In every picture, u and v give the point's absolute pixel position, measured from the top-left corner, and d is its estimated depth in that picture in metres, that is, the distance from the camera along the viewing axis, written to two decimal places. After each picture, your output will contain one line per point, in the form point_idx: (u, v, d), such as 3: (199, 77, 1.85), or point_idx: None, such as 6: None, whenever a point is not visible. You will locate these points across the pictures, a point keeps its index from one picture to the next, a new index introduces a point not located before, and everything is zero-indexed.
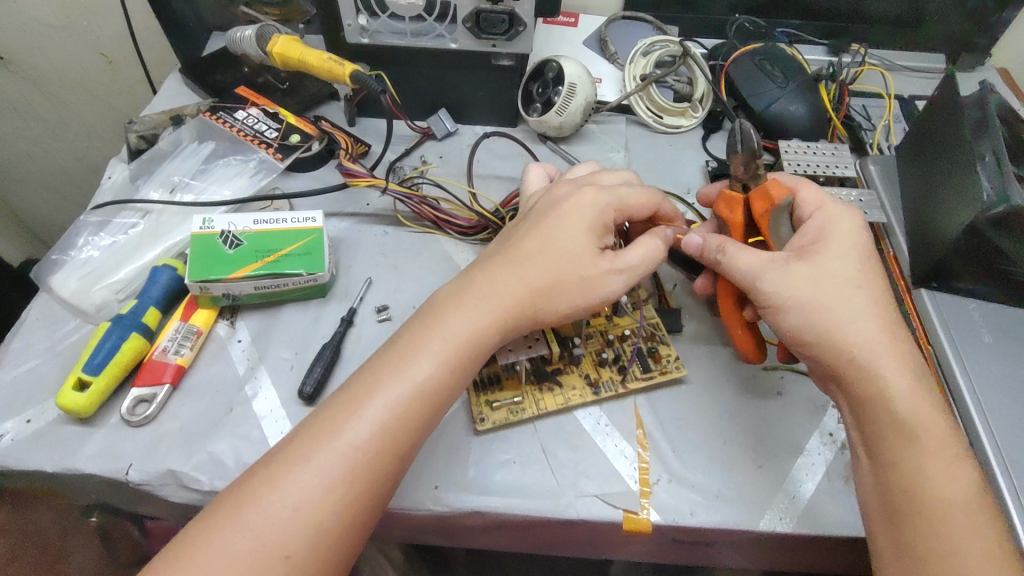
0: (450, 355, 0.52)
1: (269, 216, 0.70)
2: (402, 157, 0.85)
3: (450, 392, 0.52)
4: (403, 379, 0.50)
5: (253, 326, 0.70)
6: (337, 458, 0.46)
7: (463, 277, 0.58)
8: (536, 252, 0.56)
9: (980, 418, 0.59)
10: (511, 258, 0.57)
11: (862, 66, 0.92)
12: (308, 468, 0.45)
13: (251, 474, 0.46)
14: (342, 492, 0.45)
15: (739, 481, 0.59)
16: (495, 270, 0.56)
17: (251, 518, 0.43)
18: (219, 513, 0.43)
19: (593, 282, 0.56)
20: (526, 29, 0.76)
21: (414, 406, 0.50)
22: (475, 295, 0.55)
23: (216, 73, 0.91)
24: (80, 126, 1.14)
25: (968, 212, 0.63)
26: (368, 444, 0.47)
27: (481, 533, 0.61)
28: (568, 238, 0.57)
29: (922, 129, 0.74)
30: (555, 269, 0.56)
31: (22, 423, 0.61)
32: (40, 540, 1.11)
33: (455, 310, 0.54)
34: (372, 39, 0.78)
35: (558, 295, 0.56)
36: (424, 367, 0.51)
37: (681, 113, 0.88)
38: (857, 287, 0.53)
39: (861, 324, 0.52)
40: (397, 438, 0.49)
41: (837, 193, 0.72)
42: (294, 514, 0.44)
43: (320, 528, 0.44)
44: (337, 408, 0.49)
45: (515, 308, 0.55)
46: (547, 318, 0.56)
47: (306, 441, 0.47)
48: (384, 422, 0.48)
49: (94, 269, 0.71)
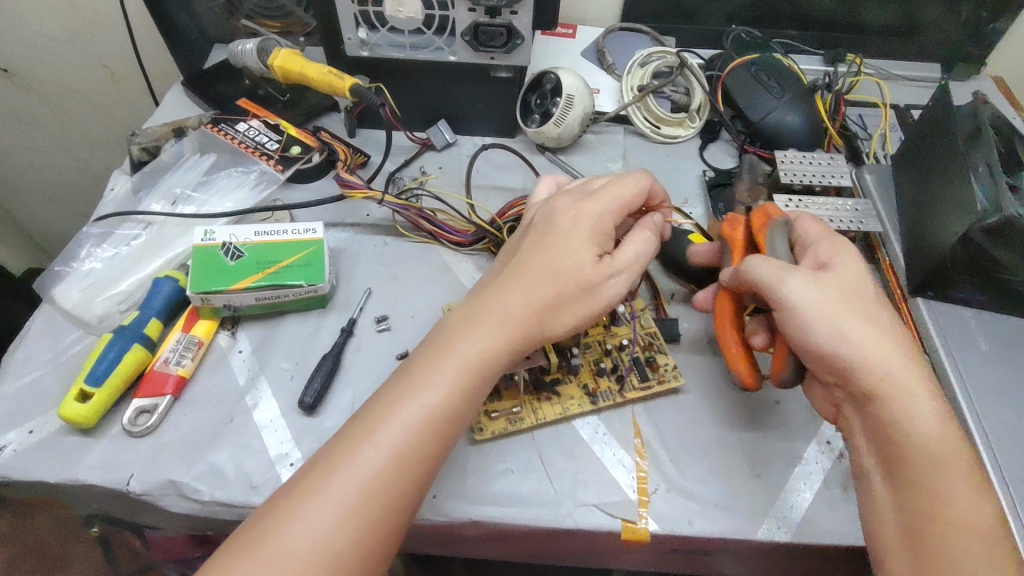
0: (466, 380, 0.51)
1: (270, 228, 0.71)
2: (401, 168, 0.85)
3: (465, 416, 0.52)
4: (416, 404, 0.50)
5: (253, 336, 0.70)
6: (353, 488, 0.46)
7: (478, 296, 0.56)
8: (546, 270, 0.56)
9: (977, 426, 0.59)
10: (523, 277, 0.56)
11: (858, 76, 0.92)
12: (324, 499, 0.45)
13: (268, 505, 0.46)
14: (359, 522, 0.45)
15: (736, 490, 0.59)
16: (506, 289, 0.55)
17: (268, 552, 0.43)
18: (236, 547, 0.43)
19: (595, 288, 0.57)
20: (525, 42, 0.77)
21: (428, 432, 0.49)
22: (489, 316, 0.54)
23: (217, 85, 0.92)
24: (83, 138, 1.15)
25: (963, 220, 0.63)
26: (382, 473, 0.47)
27: (480, 543, 0.62)
28: (577, 254, 0.57)
29: (917, 139, 0.75)
30: (562, 286, 0.55)
31: (24, 433, 0.62)
32: (40, 549, 1.11)
33: (468, 333, 0.53)
34: (372, 52, 0.79)
35: (565, 308, 0.56)
36: (439, 392, 0.50)
37: (678, 123, 0.89)
38: (867, 306, 0.53)
39: (874, 341, 0.51)
40: (413, 464, 0.48)
41: (832, 203, 0.73)
42: (312, 546, 0.44)
43: (337, 558, 0.44)
44: (351, 436, 0.48)
45: (527, 327, 0.54)
46: (555, 333, 0.56)
47: (321, 471, 0.46)
48: (398, 450, 0.48)
49: (96, 280, 0.72)
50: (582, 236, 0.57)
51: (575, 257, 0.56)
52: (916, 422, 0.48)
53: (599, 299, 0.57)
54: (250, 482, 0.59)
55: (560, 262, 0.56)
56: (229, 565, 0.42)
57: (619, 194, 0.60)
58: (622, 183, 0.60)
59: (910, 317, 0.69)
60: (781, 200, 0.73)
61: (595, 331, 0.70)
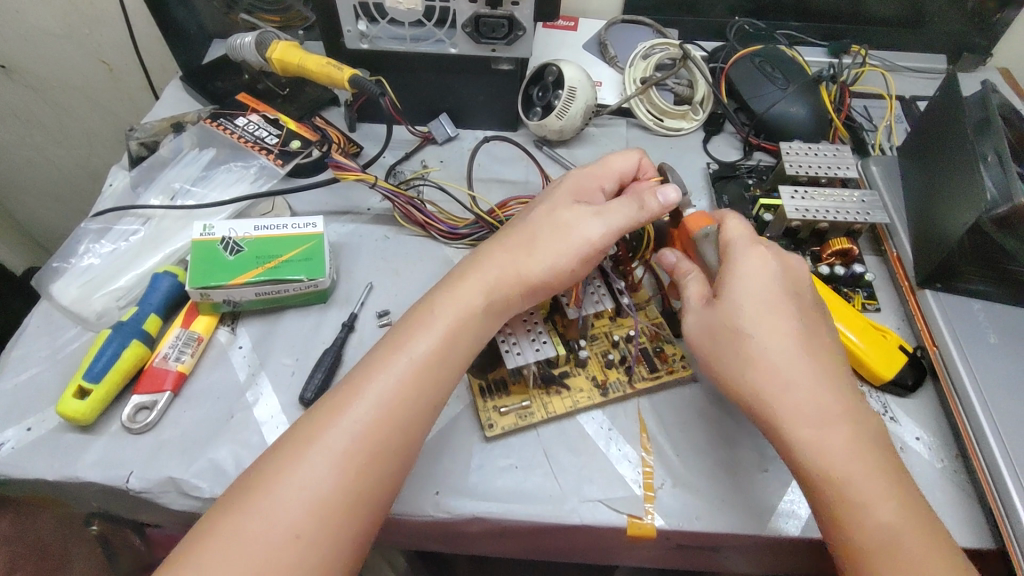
0: (447, 326, 0.55)
1: (269, 222, 0.70)
2: (402, 161, 0.85)
3: (452, 362, 0.54)
4: (405, 356, 0.53)
5: (253, 332, 0.69)
6: (342, 436, 0.48)
7: (464, 265, 0.62)
8: (521, 227, 0.61)
9: (987, 420, 0.59)
10: (502, 240, 0.60)
11: (863, 67, 0.91)
12: (315, 450, 0.47)
13: (262, 464, 0.47)
14: (349, 468, 0.47)
15: (744, 484, 0.59)
16: (486, 250, 0.60)
17: (261, 505, 0.44)
18: (233, 500, 0.45)
19: (566, 229, 0.59)
20: (526, 34, 0.76)
21: (414, 376, 0.52)
22: (467, 272, 0.58)
23: (216, 80, 0.91)
24: (81, 134, 1.14)
25: (969, 211, 0.63)
26: (370, 421, 0.49)
27: (484, 540, 0.61)
28: (550, 209, 0.61)
29: (924, 130, 0.74)
30: (540, 234, 0.59)
31: (22, 431, 0.61)
32: (41, 547, 1.11)
33: (448, 289, 0.57)
34: (373, 45, 0.78)
35: (536, 248, 0.58)
36: (422, 340, 0.54)
37: (681, 116, 0.88)
38: (756, 329, 0.53)
39: (756, 371, 0.52)
40: (400, 412, 0.50)
41: (836, 194, 0.72)
42: (303, 494, 0.45)
43: (327, 504, 0.45)
44: (342, 391, 0.51)
45: (507, 278, 0.58)
46: (530, 271, 0.58)
47: (310, 428, 0.48)
48: (384, 397, 0.50)
49: (94, 276, 0.71)
50: (560, 199, 0.62)
51: (552, 214, 0.61)
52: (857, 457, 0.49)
53: (572, 236, 0.58)
54: None
55: (534, 219, 0.61)
56: (225, 517, 0.44)
57: (601, 164, 0.65)
58: (609, 157, 0.66)
59: (918, 310, 0.68)
60: (786, 191, 0.72)
61: (601, 324, 0.70)
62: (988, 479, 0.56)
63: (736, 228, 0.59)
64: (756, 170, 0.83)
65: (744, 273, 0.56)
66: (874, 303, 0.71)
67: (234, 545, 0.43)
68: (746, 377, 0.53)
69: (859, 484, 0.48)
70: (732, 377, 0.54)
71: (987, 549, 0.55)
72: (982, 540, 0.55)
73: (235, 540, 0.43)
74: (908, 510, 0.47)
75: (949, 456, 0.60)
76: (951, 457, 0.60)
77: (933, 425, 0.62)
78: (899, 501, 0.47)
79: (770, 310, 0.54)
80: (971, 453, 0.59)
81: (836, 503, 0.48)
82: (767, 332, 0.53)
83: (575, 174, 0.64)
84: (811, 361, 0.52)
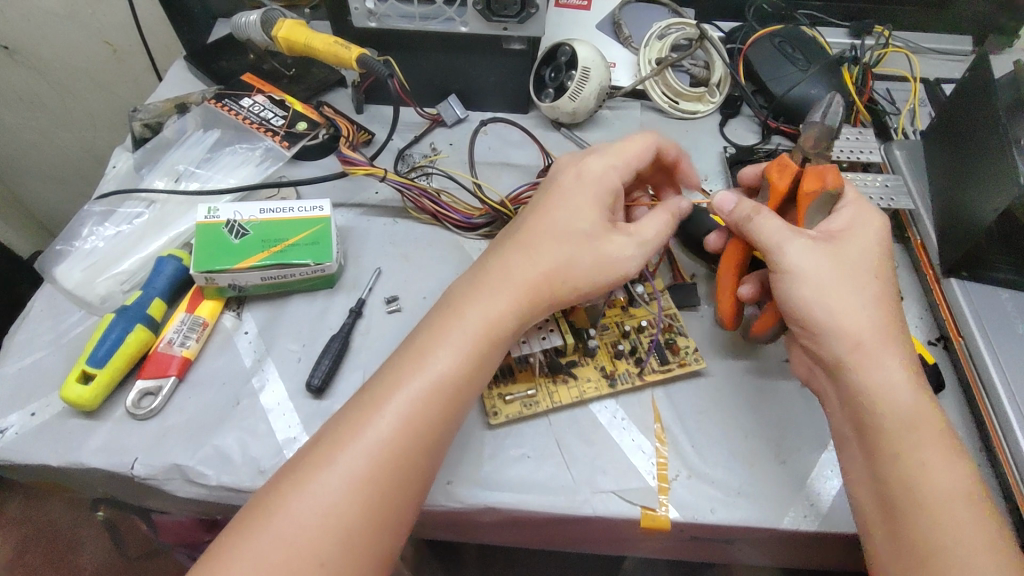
0: (473, 343, 0.53)
1: (276, 205, 0.68)
2: (411, 145, 0.83)
3: (475, 377, 0.53)
4: (427, 373, 0.51)
5: (259, 317, 0.68)
6: (361, 458, 0.46)
7: (476, 268, 0.59)
8: (548, 235, 0.57)
9: (1016, 414, 0.57)
10: (526, 244, 0.57)
11: (886, 48, 0.88)
12: (335, 471, 0.46)
13: (276, 484, 0.46)
14: (368, 494, 0.45)
15: (761, 476, 0.57)
16: (510, 260, 0.57)
17: (279, 525, 0.43)
18: (250, 522, 0.44)
19: (604, 253, 0.57)
20: (540, 11, 0.74)
21: (437, 394, 0.50)
22: (492, 283, 0.56)
23: (221, 60, 0.89)
24: (85, 115, 1.11)
25: (1001, 194, 0.61)
26: (391, 442, 0.47)
27: (493, 530, 0.60)
28: (575, 216, 0.58)
29: (951, 112, 0.72)
30: (570, 243, 0.57)
31: (26, 416, 0.60)
32: (52, 531, 1.11)
33: (472, 300, 0.55)
34: (380, 23, 0.75)
35: (576, 270, 0.56)
36: (444, 356, 0.52)
37: (698, 98, 0.85)
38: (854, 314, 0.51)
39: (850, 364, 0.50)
40: (421, 435, 0.49)
41: (858, 180, 0.70)
42: (324, 519, 0.44)
43: (347, 527, 0.44)
44: (362, 407, 0.49)
45: (533, 293, 0.55)
46: (567, 295, 0.56)
47: (330, 446, 0.47)
48: (407, 416, 0.49)
49: (98, 260, 0.70)
50: (586, 201, 0.59)
51: (580, 220, 0.58)
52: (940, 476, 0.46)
53: (612, 259, 0.57)
54: (258, 467, 0.57)
55: (565, 227, 0.57)
56: (242, 536, 0.43)
57: (619, 148, 0.62)
58: (626, 143, 0.62)
59: (943, 299, 0.66)
60: None
61: (613, 313, 0.68)
62: (1014, 473, 0.55)
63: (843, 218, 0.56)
64: (775, 153, 0.81)
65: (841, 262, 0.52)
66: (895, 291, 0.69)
67: (252, 568, 0.42)
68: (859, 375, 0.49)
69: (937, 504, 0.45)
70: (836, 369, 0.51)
71: None
72: None
73: (255, 564, 0.42)
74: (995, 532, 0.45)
75: (972, 449, 0.58)
76: (975, 449, 0.59)
77: (959, 418, 0.60)
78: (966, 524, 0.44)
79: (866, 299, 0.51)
80: (997, 448, 0.57)
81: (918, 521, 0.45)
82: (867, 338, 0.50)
83: (599, 168, 0.60)
84: (905, 363, 0.50)
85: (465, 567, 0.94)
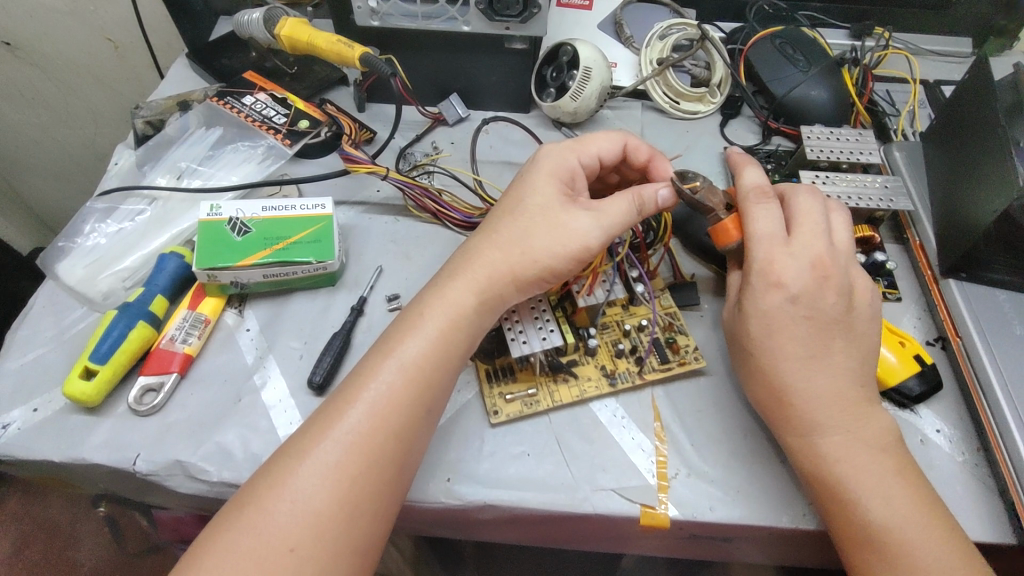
0: (437, 332, 0.54)
1: (276, 203, 0.68)
2: (413, 143, 0.83)
3: (445, 369, 0.53)
4: (397, 362, 0.52)
5: (262, 314, 0.68)
6: (335, 448, 0.47)
7: (447, 262, 0.60)
8: (508, 222, 0.59)
9: (1015, 416, 0.57)
10: (491, 237, 0.59)
11: (887, 50, 0.89)
12: (310, 462, 0.46)
13: (255, 480, 0.47)
14: (340, 481, 0.46)
15: (759, 475, 0.57)
16: (474, 249, 0.59)
17: (255, 520, 0.44)
18: (225, 517, 0.44)
19: (559, 225, 0.57)
20: (542, 12, 0.74)
21: (407, 380, 0.51)
22: (462, 278, 0.57)
23: (223, 57, 0.89)
24: (86, 112, 1.12)
25: (1001, 196, 0.61)
26: (360, 430, 0.48)
27: (492, 527, 0.60)
28: (536, 206, 0.59)
29: (953, 113, 0.72)
30: (526, 227, 0.58)
31: (28, 412, 0.60)
32: (51, 528, 1.11)
33: (437, 294, 0.56)
34: (383, 22, 0.75)
35: (528, 245, 0.57)
36: (411, 345, 0.53)
37: (699, 98, 0.85)
38: (764, 349, 0.54)
39: (804, 365, 0.53)
40: (390, 423, 0.49)
41: (857, 180, 0.71)
42: (294, 508, 0.44)
43: (321, 518, 0.44)
44: (339, 398, 0.50)
45: (496, 283, 0.57)
46: (525, 272, 0.57)
47: (306, 439, 0.48)
48: (376, 405, 0.49)
49: (100, 256, 0.70)
50: (547, 185, 0.60)
51: (540, 206, 0.59)
52: (877, 476, 0.50)
53: (564, 230, 0.57)
54: (259, 462, 0.58)
55: (524, 211, 0.59)
56: (216, 533, 0.44)
57: (579, 142, 0.63)
58: (588, 137, 0.64)
59: (941, 300, 0.67)
60: (808, 176, 0.70)
61: (613, 312, 0.68)
62: (1011, 474, 0.55)
63: (765, 223, 0.56)
64: (775, 154, 0.81)
65: (764, 269, 0.55)
66: (895, 292, 0.69)
67: (226, 560, 0.42)
68: (810, 372, 0.53)
69: (888, 504, 0.48)
70: (803, 375, 0.53)
71: (1007, 544, 0.54)
72: (1004, 535, 0.54)
73: (227, 556, 0.42)
74: (947, 528, 0.48)
75: (969, 449, 0.59)
76: (972, 449, 0.59)
77: (956, 419, 0.61)
78: (916, 516, 0.48)
79: (805, 323, 0.53)
80: (995, 448, 0.57)
81: (882, 525, 0.48)
82: (813, 338, 0.53)
83: (552, 153, 0.62)
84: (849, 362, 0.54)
85: (464, 565, 0.94)
